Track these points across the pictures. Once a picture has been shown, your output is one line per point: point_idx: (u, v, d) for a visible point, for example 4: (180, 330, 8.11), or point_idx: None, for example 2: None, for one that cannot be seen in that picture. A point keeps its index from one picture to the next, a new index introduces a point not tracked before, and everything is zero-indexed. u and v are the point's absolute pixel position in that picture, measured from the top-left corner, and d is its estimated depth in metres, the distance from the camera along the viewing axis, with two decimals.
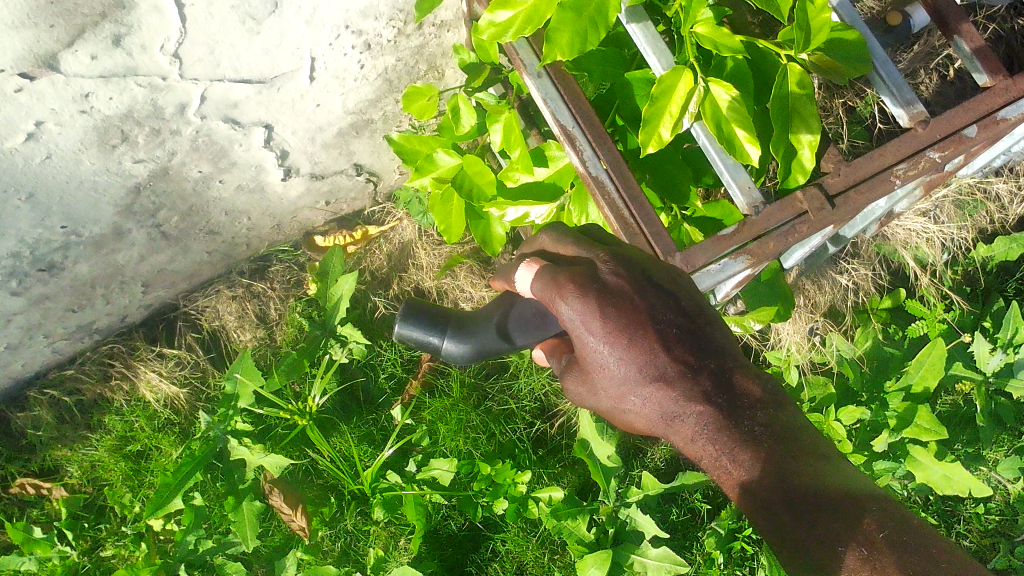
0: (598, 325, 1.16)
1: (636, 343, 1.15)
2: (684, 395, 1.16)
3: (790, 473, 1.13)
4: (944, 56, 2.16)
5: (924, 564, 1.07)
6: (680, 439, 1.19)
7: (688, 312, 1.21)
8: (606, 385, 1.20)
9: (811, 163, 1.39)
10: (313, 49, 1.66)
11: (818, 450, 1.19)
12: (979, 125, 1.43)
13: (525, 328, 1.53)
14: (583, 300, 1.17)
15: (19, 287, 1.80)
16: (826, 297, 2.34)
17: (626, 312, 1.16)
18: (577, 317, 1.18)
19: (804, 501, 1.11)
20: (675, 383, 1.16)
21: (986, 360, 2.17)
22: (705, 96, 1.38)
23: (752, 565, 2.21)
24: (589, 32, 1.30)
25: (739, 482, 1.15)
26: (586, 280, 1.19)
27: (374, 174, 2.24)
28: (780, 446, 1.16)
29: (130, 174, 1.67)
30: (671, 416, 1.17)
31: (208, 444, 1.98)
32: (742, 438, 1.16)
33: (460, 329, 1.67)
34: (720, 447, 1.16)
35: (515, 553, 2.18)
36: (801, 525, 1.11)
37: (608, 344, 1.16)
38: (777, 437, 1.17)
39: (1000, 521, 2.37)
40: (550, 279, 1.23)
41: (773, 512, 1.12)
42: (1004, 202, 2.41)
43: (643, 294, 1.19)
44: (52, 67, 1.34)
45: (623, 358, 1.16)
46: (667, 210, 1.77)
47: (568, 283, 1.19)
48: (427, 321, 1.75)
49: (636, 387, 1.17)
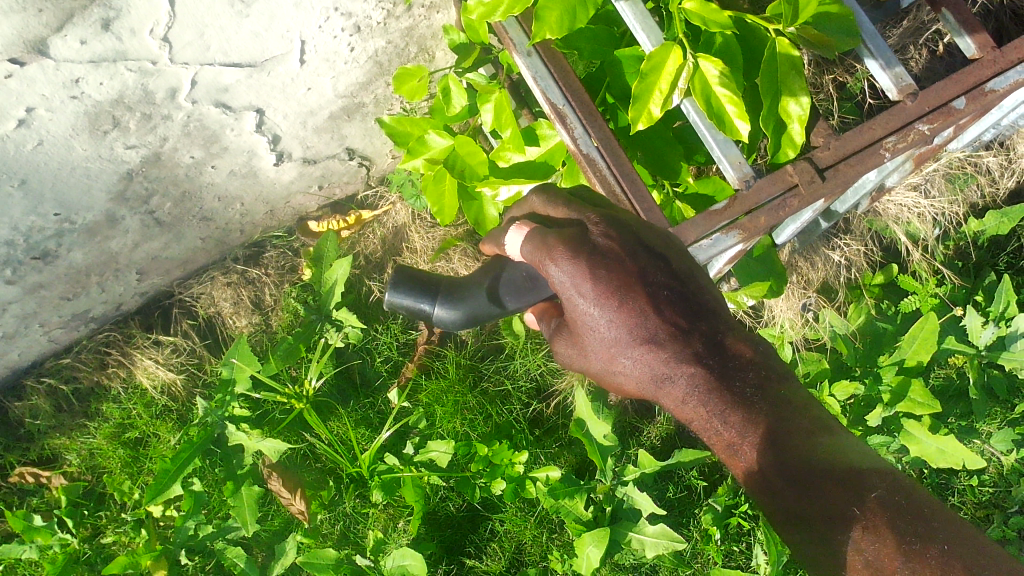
0: (588, 286, 1.17)
1: (626, 305, 1.17)
2: (676, 357, 1.17)
3: (781, 434, 1.16)
4: (933, 31, 2.17)
5: (916, 524, 1.10)
6: (671, 400, 1.20)
7: (679, 275, 1.22)
8: (597, 348, 1.22)
9: (801, 137, 1.42)
10: (303, 31, 1.65)
11: (808, 409, 1.21)
12: (968, 96, 1.44)
13: (518, 292, 1.46)
14: (573, 262, 1.18)
15: (14, 276, 1.80)
16: (819, 273, 2.35)
17: (617, 274, 1.17)
18: (566, 279, 1.19)
19: (797, 462, 1.14)
20: (665, 346, 1.17)
21: (978, 334, 2.21)
22: (695, 71, 1.37)
23: (749, 540, 2.24)
24: (577, 10, 1.31)
25: (730, 442, 1.18)
26: (576, 243, 1.20)
27: (366, 158, 2.24)
28: (771, 408, 1.18)
29: (122, 160, 1.67)
30: (661, 378, 1.19)
31: (206, 430, 1.98)
32: (733, 400, 1.18)
33: (451, 296, 1.68)
34: (711, 409, 1.18)
35: (514, 533, 2.20)
36: (793, 485, 1.13)
37: (598, 305, 1.17)
38: (767, 398, 1.19)
39: (994, 493, 2.40)
40: (541, 242, 1.24)
41: (764, 472, 1.15)
42: (994, 175, 2.42)
43: (634, 257, 1.20)
44: (42, 52, 1.34)
45: (613, 320, 1.17)
46: (659, 187, 1.78)
47: (558, 245, 1.20)
48: (420, 287, 1.75)
49: (627, 348, 1.18)
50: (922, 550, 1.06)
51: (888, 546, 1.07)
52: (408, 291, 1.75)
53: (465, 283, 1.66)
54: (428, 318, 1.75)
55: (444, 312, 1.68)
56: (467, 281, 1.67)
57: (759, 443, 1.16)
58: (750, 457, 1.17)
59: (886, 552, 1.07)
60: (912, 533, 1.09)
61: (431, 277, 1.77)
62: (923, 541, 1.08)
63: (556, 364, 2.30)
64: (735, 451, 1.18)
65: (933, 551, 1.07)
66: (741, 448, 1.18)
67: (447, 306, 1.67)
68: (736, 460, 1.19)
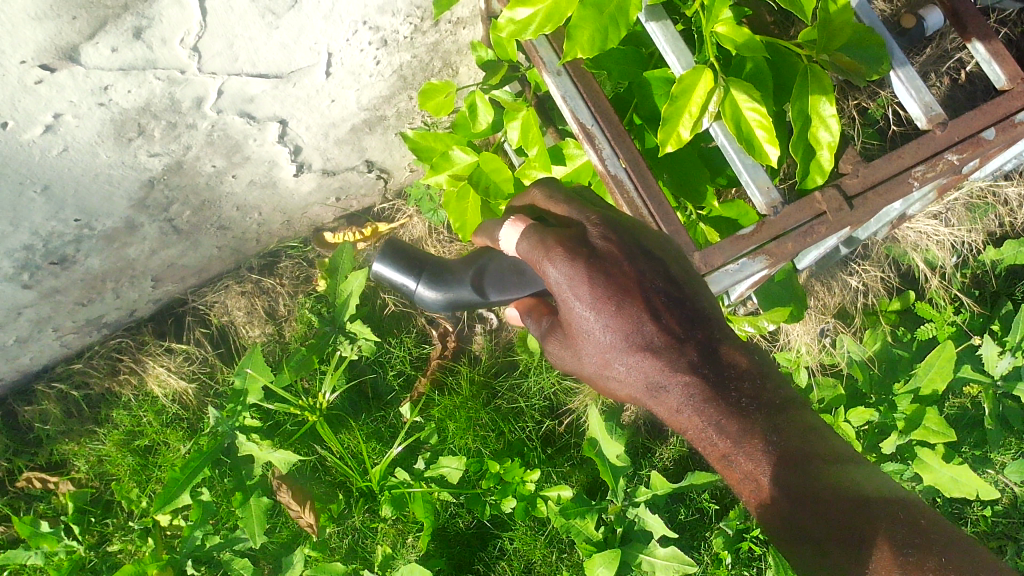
0: (586, 290, 1.20)
1: (623, 311, 1.20)
2: (671, 366, 1.22)
3: (775, 447, 1.20)
4: (956, 59, 2.20)
5: (912, 535, 1.12)
6: (665, 410, 1.25)
7: (676, 279, 1.25)
8: (592, 352, 1.25)
9: (830, 164, 1.41)
10: (330, 44, 1.65)
11: (810, 427, 1.25)
12: (997, 128, 1.44)
13: (500, 285, 1.62)
14: (571, 265, 1.20)
15: (31, 280, 1.78)
16: (835, 298, 2.35)
17: (615, 279, 1.21)
18: (564, 280, 1.21)
19: (793, 474, 1.18)
20: (661, 353, 1.21)
21: (995, 363, 2.15)
22: (726, 96, 1.37)
23: (760, 566, 2.23)
24: (609, 30, 1.29)
25: (723, 453, 1.22)
26: (574, 245, 1.23)
27: (385, 171, 2.24)
28: (766, 417, 1.22)
29: (145, 167, 1.66)
30: (656, 386, 1.22)
31: (216, 439, 1.95)
32: (729, 409, 1.22)
33: (437, 279, 1.90)
34: (706, 418, 1.22)
35: (523, 552, 2.18)
36: (788, 496, 1.17)
37: (594, 309, 1.21)
38: (763, 410, 1.23)
39: (1007, 524, 2.38)
40: (539, 240, 1.26)
41: (761, 483, 1.19)
42: (1013, 205, 2.42)
43: (631, 261, 1.23)
44: (73, 59, 1.31)
45: (609, 325, 1.21)
46: (683, 210, 1.77)
47: (557, 247, 1.23)
48: (407, 265, 1.97)
49: (622, 354, 1.22)
50: (919, 562, 1.09)
51: (884, 556, 1.09)
52: (407, 273, 1.96)
53: (449, 271, 1.88)
54: (411, 295, 1.97)
55: (428, 292, 1.91)
56: (448, 269, 1.89)
57: (755, 454, 1.20)
58: (747, 469, 1.21)
59: (882, 562, 1.09)
60: (909, 545, 1.11)
61: (436, 261, 1.96)
62: (918, 553, 1.10)
63: (569, 382, 2.29)
64: (730, 462, 1.22)
65: (930, 563, 1.09)
66: (736, 460, 1.22)
67: (432, 288, 1.90)
68: (731, 471, 1.22)
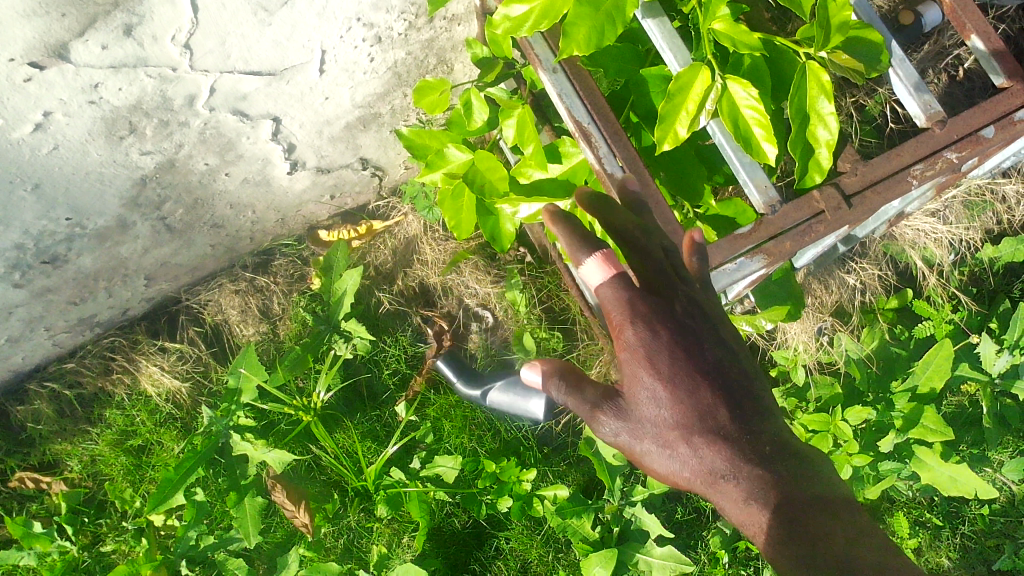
0: (663, 360, 1.08)
1: (699, 393, 1.07)
2: (741, 456, 1.05)
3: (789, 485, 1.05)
4: (954, 56, 2.18)
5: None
6: (728, 502, 1.06)
7: (747, 371, 1.12)
8: (655, 428, 1.09)
9: (829, 162, 1.38)
10: (324, 41, 1.63)
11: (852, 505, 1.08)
12: (997, 125, 1.43)
13: None
14: (652, 330, 1.08)
15: (22, 279, 1.77)
16: (833, 297, 2.34)
17: (696, 358, 1.09)
18: (641, 345, 1.08)
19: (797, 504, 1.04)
20: (733, 444, 1.06)
21: (992, 361, 2.17)
22: (722, 93, 1.35)
23: (757, 564, 2.23)
24: (606, 28, 1.27)
25: (741, 500, 1.05)
26: (659, 312, 1.10)
27: (379, 168, 2.22)
28: (824, 507, 1.03)
29: (137, 166, 1.64)
30: (721, 476, 1.05)
31: (210, 439, 1.94)
32: (791, 500, 1.03)
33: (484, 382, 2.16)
34: (761, 503, 1.03)
35: (519, 551, 2.17)
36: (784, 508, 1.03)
37: (669, 384, 1.07)
38: (808, 488, 1.05)
39: (1004, 522, 2.38)
40: (625, 299, 1.11)
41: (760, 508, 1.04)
42: (1011, 203, 2.41)
43: (705, 339, 1.11)
44: (62, 57, 1.29)
45: (682, 403, 1.07)
46: (680, 208, 1.76)
47: (643, 309, 1.10)
48: (459, 367, 2.21)
49: (690, 436, 1.06)
50: None
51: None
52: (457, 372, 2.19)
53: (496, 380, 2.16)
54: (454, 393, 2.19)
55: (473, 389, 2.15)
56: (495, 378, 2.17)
57: (762, 487, 1.05)
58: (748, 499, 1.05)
59: None
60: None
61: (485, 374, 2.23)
62: None
63: None
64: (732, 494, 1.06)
65: None
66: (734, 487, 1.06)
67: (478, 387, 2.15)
68: (732, 504, 1.06)
